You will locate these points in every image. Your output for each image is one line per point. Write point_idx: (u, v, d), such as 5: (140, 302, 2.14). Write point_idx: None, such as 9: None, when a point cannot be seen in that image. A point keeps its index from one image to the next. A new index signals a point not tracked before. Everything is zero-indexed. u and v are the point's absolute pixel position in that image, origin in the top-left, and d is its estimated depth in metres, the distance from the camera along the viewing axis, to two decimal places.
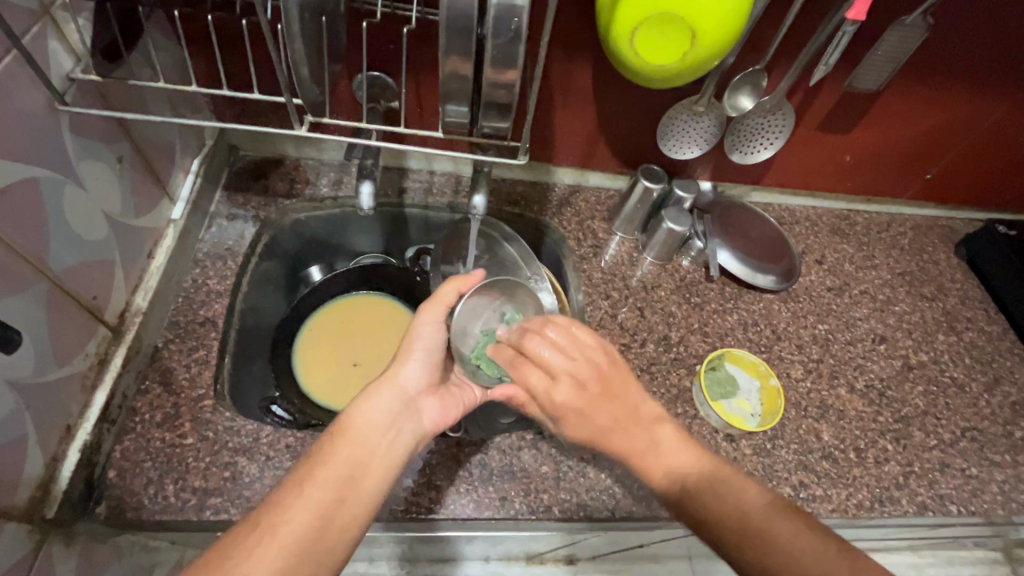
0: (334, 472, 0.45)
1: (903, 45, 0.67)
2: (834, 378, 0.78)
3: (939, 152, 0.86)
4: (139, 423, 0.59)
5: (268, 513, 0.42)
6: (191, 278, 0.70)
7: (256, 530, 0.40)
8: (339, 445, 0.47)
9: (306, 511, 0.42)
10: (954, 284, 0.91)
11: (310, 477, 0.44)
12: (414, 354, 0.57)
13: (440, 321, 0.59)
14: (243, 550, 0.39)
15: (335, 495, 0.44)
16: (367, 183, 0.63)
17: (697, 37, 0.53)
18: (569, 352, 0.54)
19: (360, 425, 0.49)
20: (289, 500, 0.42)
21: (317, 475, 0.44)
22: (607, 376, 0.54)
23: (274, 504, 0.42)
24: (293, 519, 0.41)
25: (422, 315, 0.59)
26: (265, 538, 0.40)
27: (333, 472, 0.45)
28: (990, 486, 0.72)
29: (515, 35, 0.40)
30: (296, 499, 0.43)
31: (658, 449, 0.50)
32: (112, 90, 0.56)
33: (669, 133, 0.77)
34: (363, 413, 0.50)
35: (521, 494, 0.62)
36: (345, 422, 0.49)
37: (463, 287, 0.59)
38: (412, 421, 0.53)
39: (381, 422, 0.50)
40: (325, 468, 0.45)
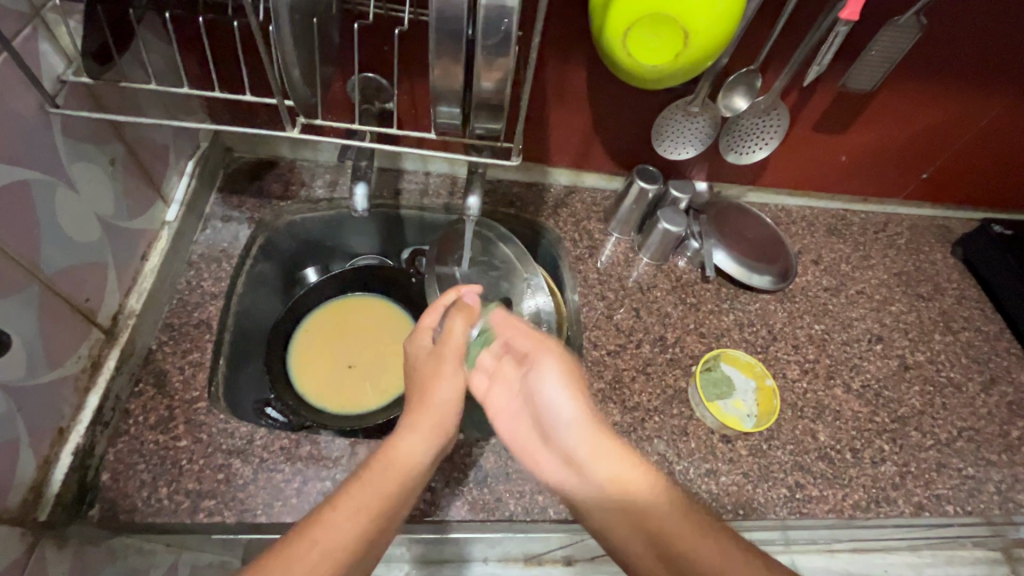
0: (379, 496, 0.46)
1: (896, 45, 0.66)
2: (830, 379, 0.78)
3: (935, 151, 0.86)
4: (133, 425, 0.59)
5: (317, 528, 0.42)
6: (185, 280, 0.70)
7: (306, 544, 0.41)
8: (386, 473, 0.48)
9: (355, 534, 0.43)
10: (951, 284, 0.91)
11: (359, 499, 0.45)
12: (447, 390, 0.54)
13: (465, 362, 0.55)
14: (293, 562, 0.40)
15: (378, 523, 0.45)
16: (361, 185, 0.63)
17: (689, 37, 0.53)
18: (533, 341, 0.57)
19: (404, 455, 0.50)
20: (340, 519, 0.43)
21: (366, 499, 0.45)
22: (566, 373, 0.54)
23: (322, 519, 0.43)
24: (341, 539, 0.42)
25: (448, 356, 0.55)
26: (314, 554, 0.41)
27: (381, 497, 0.46)
28: (987, 486, 0.72)
29: (505, 36, 0.40)
30: (346, 521, 0.43)
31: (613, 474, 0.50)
32: (104, 92, 0.56)
33: (664, 134, 0.77)
34: (408, 442, 0.51)
35: (516, 496, 0.62)
36: (390, 448, 0.50)
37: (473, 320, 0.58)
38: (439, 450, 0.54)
39: (423, 455, 0.51)
40: (372, 492, 0.46)
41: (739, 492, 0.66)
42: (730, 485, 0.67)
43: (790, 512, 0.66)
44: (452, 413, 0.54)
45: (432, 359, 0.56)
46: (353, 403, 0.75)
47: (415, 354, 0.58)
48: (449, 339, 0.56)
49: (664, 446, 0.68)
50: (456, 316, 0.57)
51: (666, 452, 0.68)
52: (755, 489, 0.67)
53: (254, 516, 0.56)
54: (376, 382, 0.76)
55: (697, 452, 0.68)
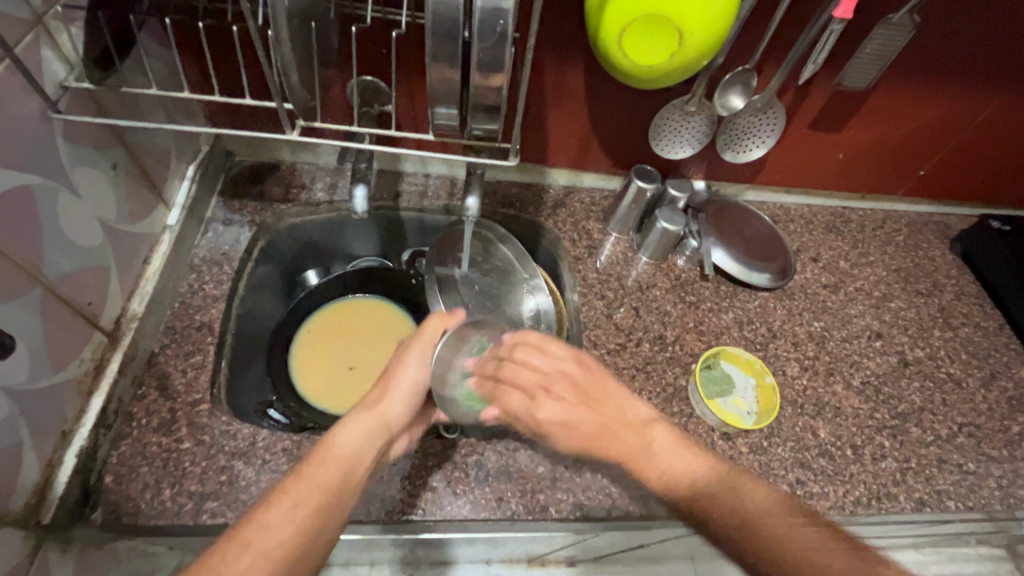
0: (317, 490, 0.46)
1: (890, 43, 0.67)
2: (830, 376, 0.78)
3: (932, 149, 0.87)
4: (136, 428, 0.60)
5: (251, 530, 0.42)
6: (186, 283, 0.70)
7: (240, 549, 0.41)
8: (326, 466, 0.48)
9: (285, 530, 0.43)
10: (950, 280, 0.91)
11: (296, 497, 0.45)
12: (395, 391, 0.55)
13: (427, 363, 0.56)
14: (225, 568, 0.40)
15: (319, 517, 0.45)
16: (361, 187, 0.64)
17: (684, 38, 0.53)
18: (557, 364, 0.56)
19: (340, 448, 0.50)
20: (269, 516, 0.43)
21: (304, 496, 0.45)
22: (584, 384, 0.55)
23: (256, 519, 0.43)
24: (275, 540, 0.42)
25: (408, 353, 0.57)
26: (247, 558, 0.41)
27: (319, 492, 0.46)
28: (988, 482, 0.72)
29: (501, 37, 0.41)
30: (281, 521, 0.43)
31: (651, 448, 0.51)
32: (106, 98, 0.56)
33: (661, 134, 0.77)
34: (347, 434, 0.51)
35: (518, 495, 0.62)
36: (331, 444, 0.50)
37: (445, 324, 0.58)
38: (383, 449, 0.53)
39: (364, 448, 0.51)
40: (310, 489, 0.46)
41: None
42: None
43: None
44: (397, 415, 0.54)
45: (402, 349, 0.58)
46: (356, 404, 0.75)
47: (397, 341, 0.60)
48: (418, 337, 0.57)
49: None
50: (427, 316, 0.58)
51: None
52: None
53: None
54: None
55: None
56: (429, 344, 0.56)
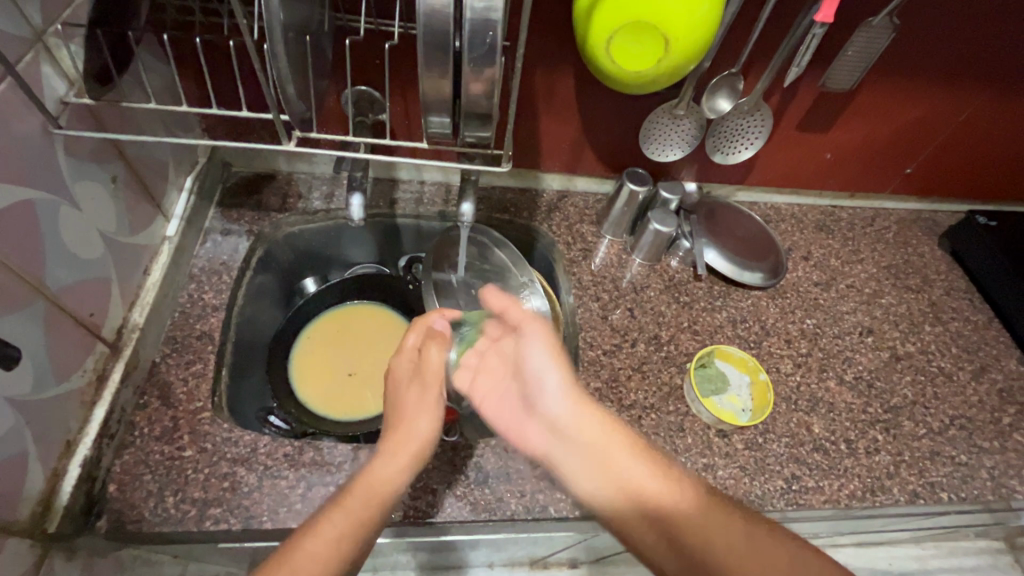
0: (362, 520, 0.47)
1: (872, 45, 0.69)
2: (823, 372, 0.79)
3: (918, 147, 0.88)
4: (139, 437, 0.60)
5: (296, 557, 0.43)
6: (186, 293, 0.71)
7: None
8: (365, 494, 0.49)
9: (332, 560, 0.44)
10: (939, 275, 0.92)
11: (341, 527, 0.46)
12: (420, 417, 0.56)
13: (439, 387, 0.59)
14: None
15: (354, 548, 0.46)
16: (357, 195, 0.65)
17: (670, 43, 0.55)
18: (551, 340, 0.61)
19: (379, 479, 0.51)
20: (318, 547, 0.44)
21: (348, 526, 0.46)
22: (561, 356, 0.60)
23: (301, 546, 0.44)
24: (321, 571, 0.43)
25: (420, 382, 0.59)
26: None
27: (357, 521, 0.47)
28: (980, 473, 0.73)
29: (490, 47, 0.42)
30: (322, 548, 0.44)
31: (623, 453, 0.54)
32: (105, 112, 0.57)
33: (651, 137, 0.79)
34: (384, 463, 0.52)
35: (517, 495, 0.63)
36: (367, 473, 0.51)
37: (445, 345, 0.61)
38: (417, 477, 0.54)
39: (397, 478, 0.52)
40: (349, 518, 0.47)
41: (737, 486, 0.67)
42: (727, 479, 0.68)
43: (788, 503, 0.67)
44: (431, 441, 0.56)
45: (410, 381, 0.59)
46: (355, 409, 0.76)
47: (397, 373, 0.60)
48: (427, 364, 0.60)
49: (662, 442, 0.69)
50: (426, 342, 0.61)
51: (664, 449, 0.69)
52: (753, 482, 0.68)
53: (259, 523, 0.57)
54: (377, 389, 0.77)
55: (694, 447, 0.69)
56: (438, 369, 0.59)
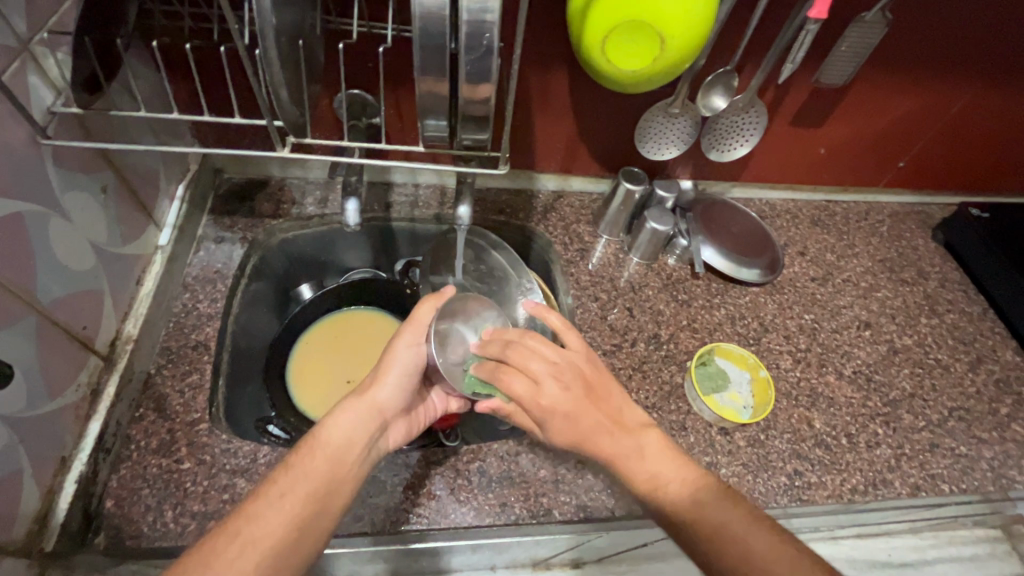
0: (309, 482, 0.48)
1: (865, 40, 0.69)
2: (823, 366, 0.79)
3: (911, 140, 0.89)
4: (135, 450, 0.59)
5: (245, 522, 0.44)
6: (181, 303, 0.70)
7: (229, 538, 0.43)
8: (316, 455, 0.50)
9: (278, 520, 0.45)
10: (933, 268, 0.93)
11: (287, 488, 0.47)
12: (387, 376, 0.56)
13: (422, 342, 0.56)
14: (215, 561, 0.41)
15: (306, 506, 0.46)
16: (352, 200, 0.65)
17: (664, 42, 0.54)
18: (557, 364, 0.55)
19: (333, 438, 0.52)
20: (263, 507, 0.45)
21: (294, 487, 0.47)
22: (589, 378, 0.55)
23: (250, 511, 0.45)
24: (264, 529, 0.44)
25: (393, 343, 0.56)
26: (236, 548, 0.42)
27: (307, 481, 0.48)
28: (980, 464, 0.74)
29: (487, 50, 0.41)
30: (271, 511, 0.45)
31: (642, 453, 0.51)
32: (93, 120, 0.56)
33: (647, 135, 0.77)
34: (338, 423, 0.52)
35: (521, 499, 0.63)
36: (319, 435, 0.52)
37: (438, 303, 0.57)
38: (375, 439, 0.54)
39: (355, 438, 0.52)
40: (300, 481, 0.47)
41: (740, 483, 0.67)
42: (730, 476, 0.68)
43: (791, 499, 0.67)
44: (391, 407, 0.56)
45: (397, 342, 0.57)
46: None
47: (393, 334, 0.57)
48: (415, 320, 0.56)
49: None
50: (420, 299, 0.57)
51: None
52: (756, 479, 0.68)
53: None
54: None
55: (696, 446, 0.69)
56: (422, 330, 0.56)
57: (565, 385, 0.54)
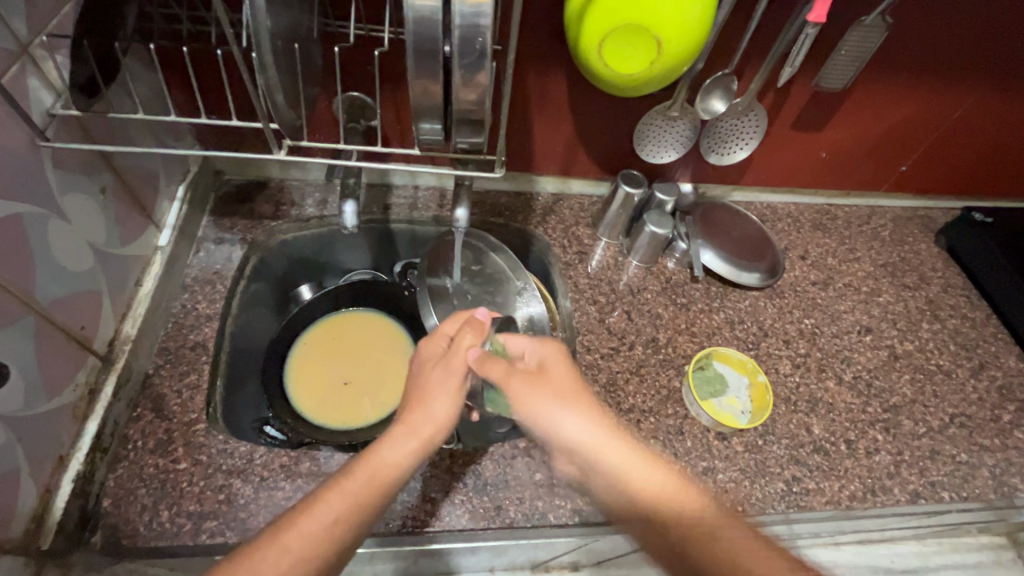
0: (360, 507, 0.46)
1: (865, 43, 0.68)
2: (822, 372, 0.79)
3: (913, 144, 0.88)
4: (132, 450, 0.59)
5: (291, 535, 0.44)
6: (180, 304, 0.70)
7: (277, 552, 0.43)
8: (370, 481, 0.48)
9: (326, 544, 0.44)
10: (936, 273, 0.92)
11: (337, 511, 0.46)
12: (438, 401, 0.55)
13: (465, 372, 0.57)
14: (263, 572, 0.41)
15: (355, 533, 0.46)
16: (350, 202, 0.65)
17: (660, 46, 0.54)
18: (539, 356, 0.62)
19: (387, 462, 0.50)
20: (312, 526, 0.44)
21: (344, 511, 0.46)
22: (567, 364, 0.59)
23: (299, 526, 0.44)
24: (314, 550, 0.43)
25: (438, 368, 0.56)
26: (286, 563, 0.42)
27: (356, 504, 0.46)
28: (981, 471, 0.73)
29: (480, 54, 0.41)
30: (322, 530, 0.44)
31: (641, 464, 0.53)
32: (94, 122, 0.57)
33: (645, 139, 0.78)
34: (393, 447, 0.51)
35: (516, 503, 0.62)
36: (374, 455, 0.50)
37: (480, 335, 0.59)
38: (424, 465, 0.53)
39: (404, 463, 0.50)
40: (353, 503, 0.46)
41: (737, 488, 0.67)
42: (727, 482, 0.67)
43: (789, 505, 0.67)
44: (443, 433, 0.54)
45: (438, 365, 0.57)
46: (353, 416, 0.74)
47: (424, 358, 0.58)
48: (455, 349, 0.57)
49: (661, 446, 0.69)
50: (461, 331, 0.59)
51: (663, 452, 0.68)
52: (753, 485, 0.67)
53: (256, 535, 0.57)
54: (375, 396, 0.76)
55: (694, 450, 0.69)
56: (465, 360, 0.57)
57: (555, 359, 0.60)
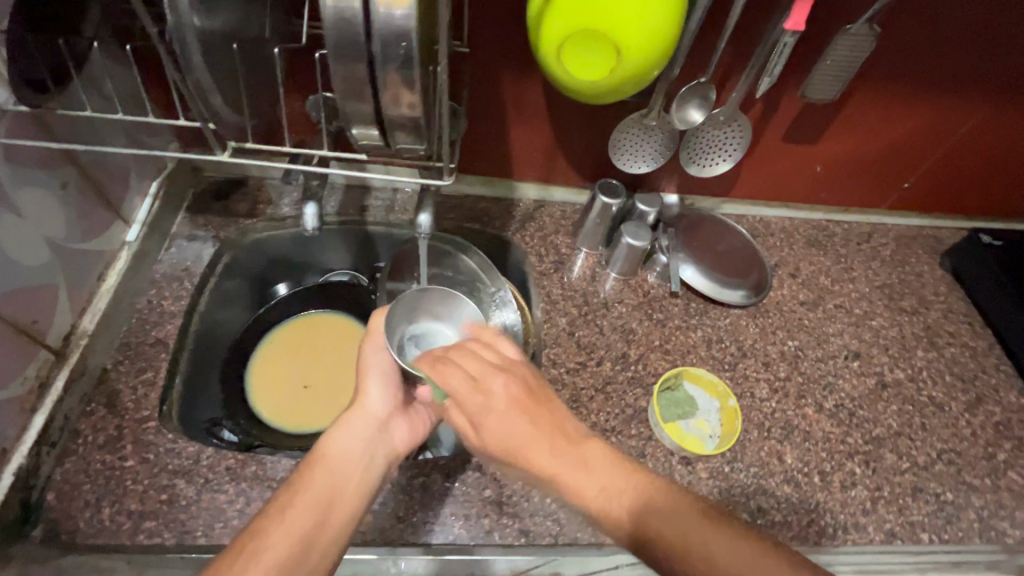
0: (312, 495, 0.48)
1: (851, 54, 0.64)
2: (801, 398, 0.75)
3: (917, 160, 0.83)
4: (82, 445, 0.60)
5: (253, 535, 0.44)
6: (145, 299, 0.70)
7: (237, 557, 0.43)
8: (316, 470, 0.50)
9: (285, 537, 0.44)
10: (937, 297, 0.87)
11: (287, 504, 0.47)
12: (371, 383, 0.58)
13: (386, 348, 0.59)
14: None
15: (313, 519, 0.46)
16: (310, 205, 0.64)
17: (622, 53, 0.51)
18: (500, 367, 0.51)
19: (332, 452, 0.52)
20: (268, 525, 0.45)
21: (294, 501, 0.47)
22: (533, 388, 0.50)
23: (255, 528, 0.45)
24: (274, 546, 0.44)
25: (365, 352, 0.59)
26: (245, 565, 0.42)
27: (306, 496, 0.48)
28: (967, 513, 0.68)
29: (405, 60, 0.39)
30: (276, 525, 0.45)
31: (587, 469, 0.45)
32: (55, 120, 0.57)
33: (620, 147, 0.74)
34: (334, 438, 0.53)
35: (461, 519, 0.61)
36: (318, 451, 0.52)
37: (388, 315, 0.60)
38: (376, 448, 0.55)
39: (352, 450, 0.53)
40: (303, 494, 0.48)
41: None
42: None
43: None
44: (384, 410, 0.57)
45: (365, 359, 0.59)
46: (309, 420, 0.74)
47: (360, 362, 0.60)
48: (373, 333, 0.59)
49: None
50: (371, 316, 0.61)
51: None
52: None
53: (193, 538, 0.56)
54: (333, 399, 0.76)
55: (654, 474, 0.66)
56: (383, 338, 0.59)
57: (504, 388, 0.49)
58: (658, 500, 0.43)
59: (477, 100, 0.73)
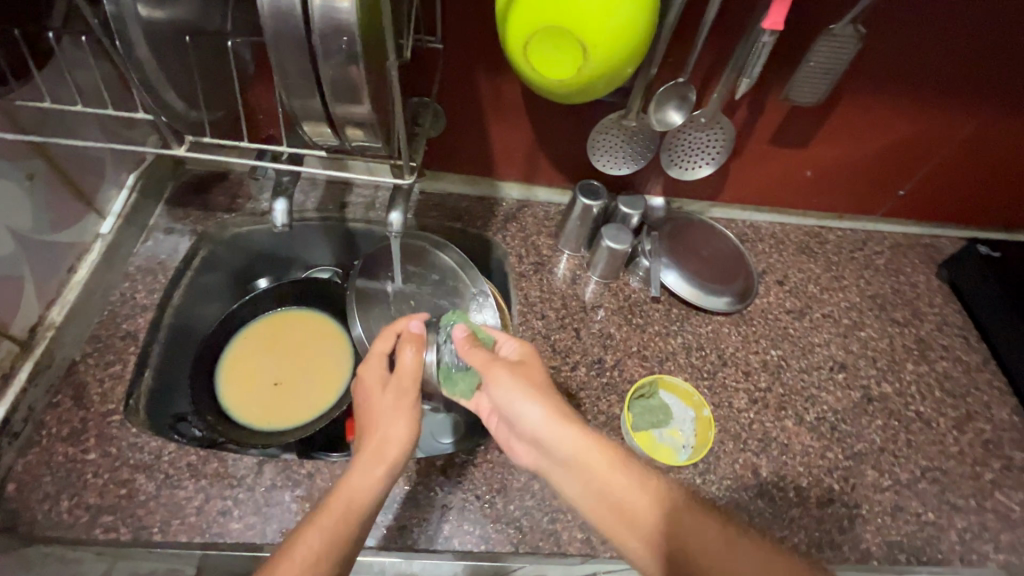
0: (334, 544, 0.45)
1: (836, 56, 0.62)
2: (781, 410, 0.72)
3: (914, 166, 0.80)
4: (46, 437, 0.60)
5: None
6: (118, 292, 0.70)
7: None
8: (338, 513, 0.47)
9: None
10: (932, 309, 0.84)
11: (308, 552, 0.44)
12: (394, 418, 0.54)
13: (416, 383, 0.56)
14: None
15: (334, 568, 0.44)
16: (280, 201, 0.63)
17: (588, 51, 0.50)
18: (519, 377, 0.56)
19: (355, 493, 0.49)
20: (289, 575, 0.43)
21: (316, 549, 0.45)
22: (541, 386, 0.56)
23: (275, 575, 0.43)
24: None
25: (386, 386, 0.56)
26: None
27: (328, 543, 0.45)
28: (948, 534, 0.66)
29: (347, 56, 0.38)
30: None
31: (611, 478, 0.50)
32: (23, 113, 0.57)
33: (599, 146, 0.73)
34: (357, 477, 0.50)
35: (421, 524, 0.60)
36: (342, 488, 0.49)
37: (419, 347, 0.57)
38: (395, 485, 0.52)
39: (374, 491, 0.50)
40: (325, 542, 0.45)
41: None
42: None
43: None
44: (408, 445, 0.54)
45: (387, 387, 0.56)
46: (278, 419, 0.74)
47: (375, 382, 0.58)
48: (401, 370, 0.56)
49: None
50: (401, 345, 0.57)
51: None
52: None
53: (149, 534, 0.56)
54: (303, 398, 0.75)
55: None
56: (412, 373, 0.56)
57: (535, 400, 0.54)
58: (678, 511, 0.48)
59: (455, 97, 0.71)
